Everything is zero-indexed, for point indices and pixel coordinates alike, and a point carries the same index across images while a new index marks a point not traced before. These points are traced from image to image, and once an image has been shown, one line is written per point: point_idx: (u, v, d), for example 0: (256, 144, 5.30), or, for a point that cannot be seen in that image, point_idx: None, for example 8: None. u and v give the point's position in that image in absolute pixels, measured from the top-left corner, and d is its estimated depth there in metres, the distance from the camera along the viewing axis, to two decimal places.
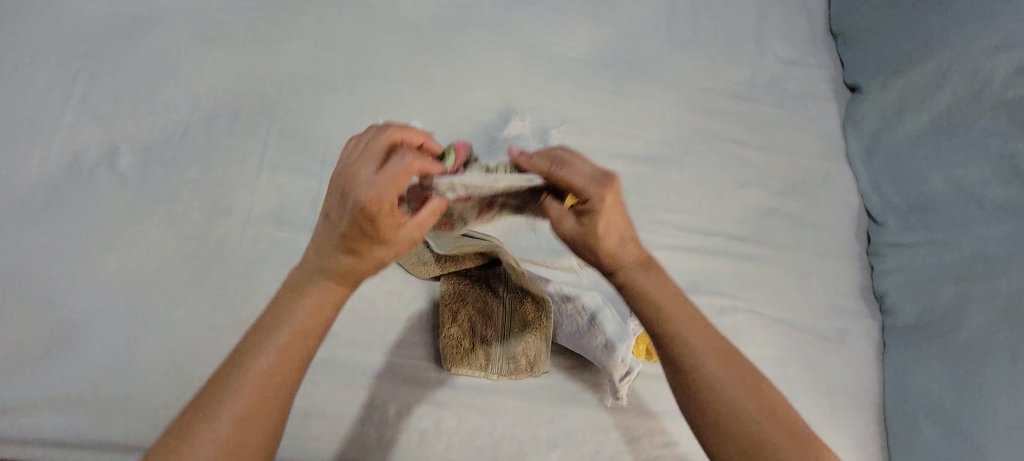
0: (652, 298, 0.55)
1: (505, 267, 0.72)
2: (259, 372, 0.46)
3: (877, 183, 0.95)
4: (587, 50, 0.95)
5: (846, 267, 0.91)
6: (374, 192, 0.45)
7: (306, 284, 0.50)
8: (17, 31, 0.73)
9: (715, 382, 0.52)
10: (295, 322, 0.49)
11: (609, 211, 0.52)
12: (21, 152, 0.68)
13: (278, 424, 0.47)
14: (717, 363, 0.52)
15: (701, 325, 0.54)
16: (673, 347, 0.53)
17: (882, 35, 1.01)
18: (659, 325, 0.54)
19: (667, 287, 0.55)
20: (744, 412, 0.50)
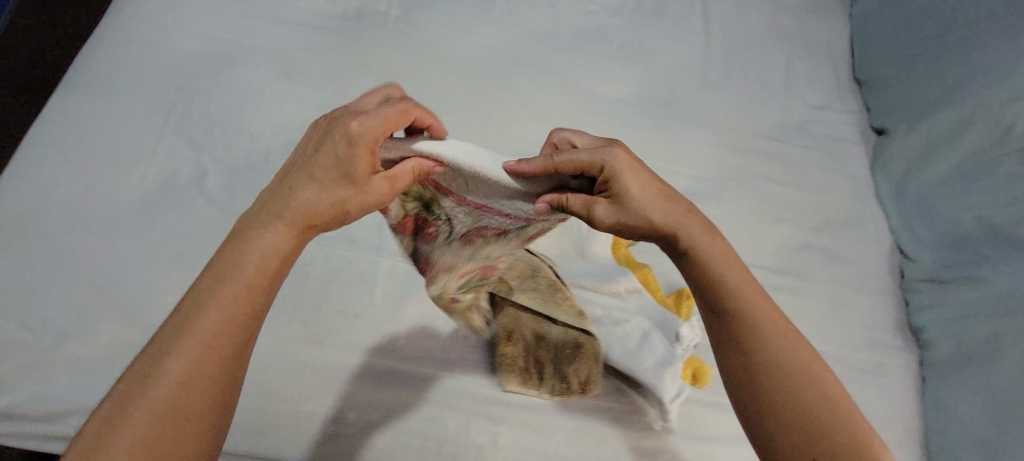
0: (712, 266, 0.60)
1: (557, 291, 0.76)
2: (211, 326, 0.50)
3: (908, 222, 0.99)
4: (628, 92, 1.01)
5: (881, 302, 0.93)
6: (361, 122, 0.54)
7: (255, 231, 0.54)
8: (121, 65, 0.81)
9: (784, 365, 0.56)
10: (245, 277, 0.52)
11: (627, 183, 0.59)
12: (122, 172, 0.75)
13: (232, 371, 0.50)
14: (774, 338, 0.57)
15: (764, 300, 0.59)
16: (735, 315, 0.58)
17: (906, 82, 1.06)
18: (721, 293, 0.59)
19: (728, 257, 0.61)
20: (789, 387, 0.56)
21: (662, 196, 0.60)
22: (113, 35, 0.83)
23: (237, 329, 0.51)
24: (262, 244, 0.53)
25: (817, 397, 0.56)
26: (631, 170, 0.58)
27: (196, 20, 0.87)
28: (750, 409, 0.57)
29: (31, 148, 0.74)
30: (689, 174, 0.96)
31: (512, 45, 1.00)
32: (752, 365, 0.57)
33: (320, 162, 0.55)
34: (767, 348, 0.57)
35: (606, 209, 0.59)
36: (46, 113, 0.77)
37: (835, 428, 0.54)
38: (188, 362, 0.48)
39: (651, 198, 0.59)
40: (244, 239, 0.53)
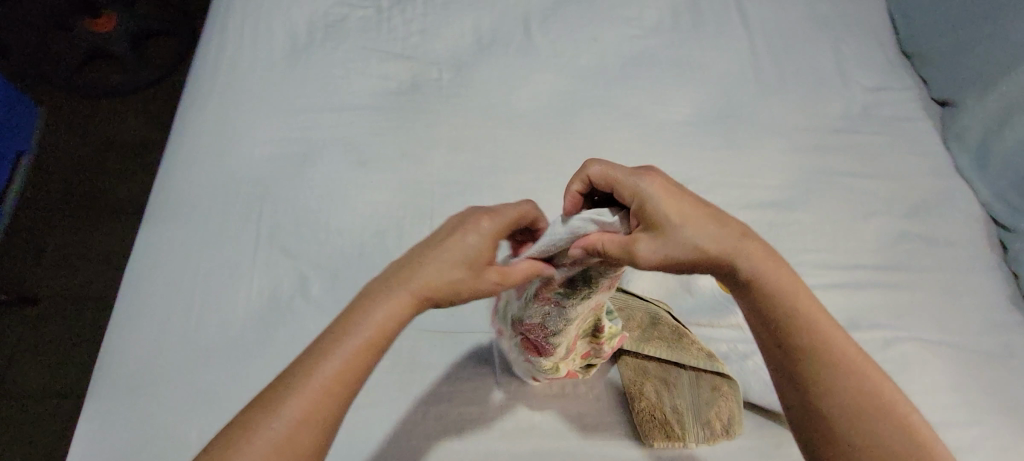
0: (773, 292, 0.58)
1: (682, 337, 0.75)
2: (324, 384, 0.53)
3: (998, 192, 0.96)
4: (689, 111, 1.00)
5: (991, 279, 0.91)
6: (491, 219, 0.59)
7: (378, 296, 0.57)
8: (203, 186, 0.83)
9: (823, 365, 0.56)
10: (363, 335, 0.55)
11: (667, 207, 0.57)
12: (228, 294, 0.75)
13: (329, 433, 0.53)
14: (832, 355, 0.57)
15: (828, 322, 0.58)
16: (788, 330, 0.58)
17: (962, 50, 1.04)
18: (783, 314, 0.58)
19: (784, 277, 0.59)
20: (850, 406, 0.55)
21: (708, 220, 0.58)
22: (188, 158, 0.85)
23: (349, 381, 0.54)
24: (386, 307, 0.56)
25: (846, 400, 0.55)
26: (668, 197, 0.57)
27: (262, 127, 0.88)
28: (815, 437, 0.55)
29: (139, 287, 0.75)
30: (770, 185, 0.94)
31: (567, 86, 0.99)
32: (812, 381, 0.56)
33: (445, 252, 0.58)
34: (802, 345, 0.57)
35: (649, 245, 0.56)
36: (144, 248, 0.78)
37: (864, 430, 0.54)
38: (309, 404, 0.52)
39: (695, 226, 0.57)
40: (368, 300, 0.57)
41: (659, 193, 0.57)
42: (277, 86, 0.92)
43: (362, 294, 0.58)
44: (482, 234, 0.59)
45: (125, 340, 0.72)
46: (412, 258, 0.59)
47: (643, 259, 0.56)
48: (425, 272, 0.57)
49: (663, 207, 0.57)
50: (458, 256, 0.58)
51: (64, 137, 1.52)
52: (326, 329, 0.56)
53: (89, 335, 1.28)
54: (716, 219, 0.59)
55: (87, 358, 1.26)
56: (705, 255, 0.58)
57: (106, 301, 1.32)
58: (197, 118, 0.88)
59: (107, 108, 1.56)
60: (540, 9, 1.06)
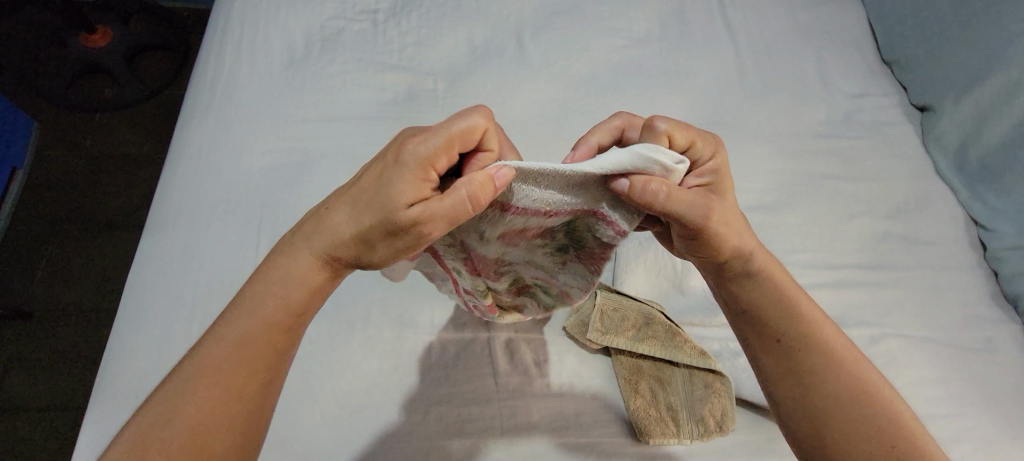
0: (777, 288, 0.61)
1: (676, 337, 0.77)
2: (228, 362, 0.55)
3: (976, 192, 1.00)
4: (678, 119, 1.03)
5: (972, 276, 0.94)
6: (421, 145, 0.49)
7: (283, 265, 0.57)
8: (203, 196, 0.84)
9: (814, 353, 0.60)
10: (266, 311, 0.56)
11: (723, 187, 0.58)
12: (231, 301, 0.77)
13: (242, 408, 0.55)
14: (825, 351, 0.60)
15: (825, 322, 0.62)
16: (788, 325, 0.61)
17: (939, 57, 1.08)
18: (782, 312, 0.61)
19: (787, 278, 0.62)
20: (838, 398, 0.59)
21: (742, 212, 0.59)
22: (189, 169, 0.87)
23: (268, 364, 0.57)
24: (287, 275, 0.56)
25: (846, 393, 0.59)
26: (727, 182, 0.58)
27: (261, 138, 0.90)
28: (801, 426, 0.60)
29: (142, 296, 0.77)
30: (758, 189, 0.97)
31: (559, 95, 1.01)
32: (804, 374, 0.60)
33: (362, 200, 0.52)
34: (800, 341, 0.60)
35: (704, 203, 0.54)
36: (146, 258, 0.80)
37: (858, 412, 0.58)
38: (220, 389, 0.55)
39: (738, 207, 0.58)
40: (271, 272, 0.57)
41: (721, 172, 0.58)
42: (276, 98, 0.94)
43: (268, 262, 0.58)
44: (400, 166, 0.50)
45: (128, 348, 0.73)
46: (326, 214, 0.55)
47: (679, 202, 0.53)
48: (340, 228, 0.54)
49: (725, 185, 0.58)
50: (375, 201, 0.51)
51: (60, 151, 1.52)
52: (233, 302, 0.58)
53: (86, 348, 1.28)
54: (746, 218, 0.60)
55: (84, 370, 1.26)
56: (735, 232, 0.57)
57: (103, 313, 1.33)
58: (197, 131, 0.90)
59: (102, 122, 1.57)
60: (532, 22, 1.09)
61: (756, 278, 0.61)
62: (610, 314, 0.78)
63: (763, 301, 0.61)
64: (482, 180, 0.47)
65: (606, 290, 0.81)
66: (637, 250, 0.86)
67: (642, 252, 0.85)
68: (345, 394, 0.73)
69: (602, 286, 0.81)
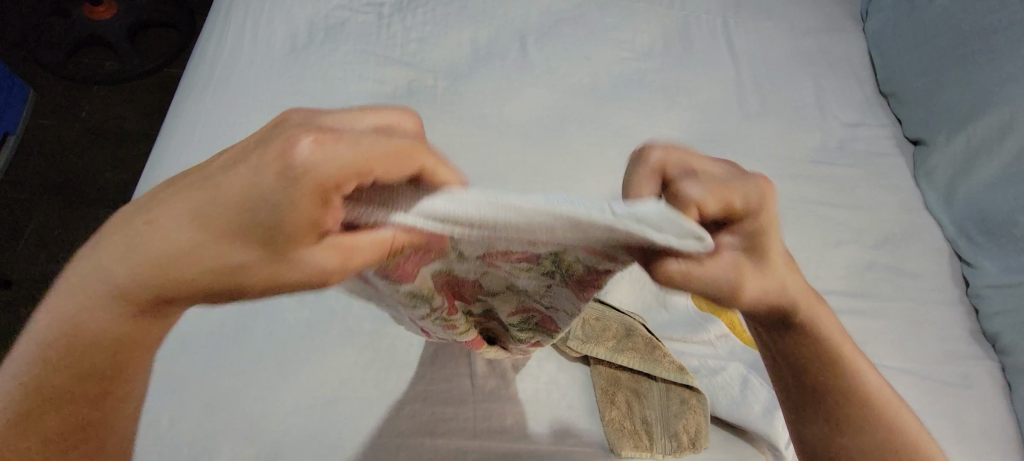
0: (817, 338, 0.53)
1: (654, 350, 0.77)
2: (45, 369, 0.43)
3: (962, 228, 1.01)
4: (674, 134, 1.04)
5: (953, 311, 0.95)
6: (309, 154, 0.32)
7: (98, 264, 0.40)
8: None
9: (856, 410, 0.55)
10: (83, 318, 0.41)
11: (771, 235, 0.44)
12: None
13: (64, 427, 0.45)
14: (861, 403, 0.56)
15: (861, 367, 0.56)
16: (825, 376, 0.55)
17: (934, 92, 1.10)
18: (818, 366, 0.55)
19: (827, 324, 0.54)
20: (877, 450, 0.56)
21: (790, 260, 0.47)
22: (180, 147, 0.86)
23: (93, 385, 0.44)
24: (103, 278, 0.39)
25: (884, 444, 0.56)
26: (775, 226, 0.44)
27: (255, 121, 0.89)
28: None
29: None
30: None
31: (558, 102, 1.02)
32: (840, 428, 0.56)
33: (218, 206, 0.35)
34: (831, 382, 0.55)
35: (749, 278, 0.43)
36: None
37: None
38: (43, 403, 0.44)
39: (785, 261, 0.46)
40: (86, 269, 0.40)
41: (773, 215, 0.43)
42: (274, 82, 0.93)
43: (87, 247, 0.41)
44: (282, 185, 0.32)
45: None
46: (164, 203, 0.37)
47: (706, 284, 0.40)
48: (173, 241, 0.36)
49: (772, 236, 0.44)
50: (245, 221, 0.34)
51: (52, 120, 1.51)
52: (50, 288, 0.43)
53: None
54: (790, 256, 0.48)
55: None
56: (776, 283, 0.46)
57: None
58: (192, 110, 0.90)
59: (98, 94, 1.56)
60: (536, 27, 1.10)
61: (795, 323, 0.52)
62: (592, 322, 0.78)
63: (800, 354, 0.54)
64: (392, 238, 0.36)
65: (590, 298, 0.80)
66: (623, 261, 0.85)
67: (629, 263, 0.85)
68: (318, 385, 0.72)
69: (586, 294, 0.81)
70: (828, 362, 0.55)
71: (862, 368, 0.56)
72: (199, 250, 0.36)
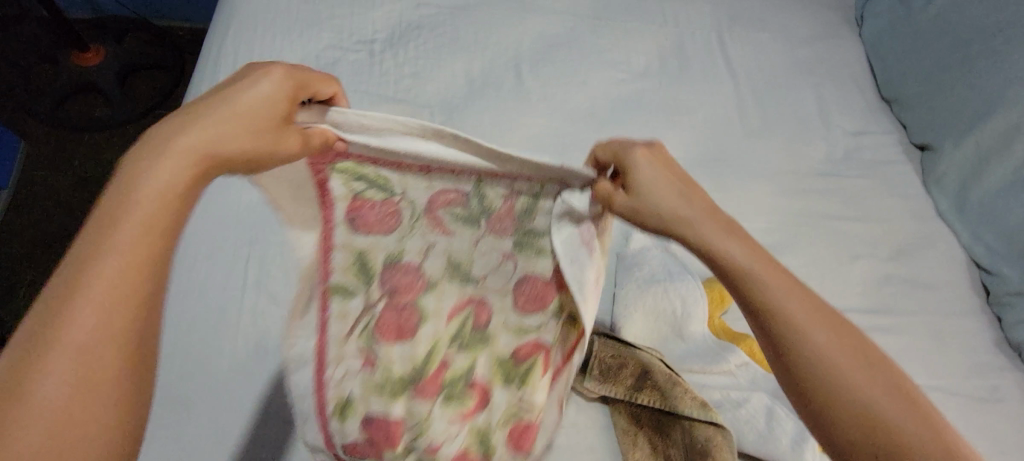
0: (748, 272, 0.54)
1: (673, 387, 0.73)
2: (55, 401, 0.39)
3: (978, 234, 0.98)
4: (677, 154, 1.02)
5: (975, 321, 0.93)
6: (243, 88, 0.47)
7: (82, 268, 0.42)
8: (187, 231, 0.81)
9: (819, 346, 0.52)
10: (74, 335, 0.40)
11: (654, 167, 0.56)
12: (216, 344, 0.74)
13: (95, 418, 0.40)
14: (822, 328, 0.52)
15: (800, 291, 0.54)
16: (766, 312, 0.53)
17: (937, 96, 1.08)
18: (748, 292, 0.54)
19: (758, 255, 0.55)
20: (857, 382, 0.51)
21: (676, 187, 0.56)
22: None
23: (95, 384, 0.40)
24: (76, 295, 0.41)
25: (875, 391, 0.51)
26: (656, 163, 0.57)
27: None
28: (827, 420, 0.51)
29: None
30: (759, 228, 0.95)
31: (557, 130, 1.00)
32: (804, 364, 0.52)
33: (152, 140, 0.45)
34: (817, 366, 0.51)
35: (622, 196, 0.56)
36: None
37: (883, 406, 0.50)
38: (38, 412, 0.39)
39: (670, 195, 0.55)
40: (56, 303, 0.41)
41: (656, 163, 0.56)
42: None
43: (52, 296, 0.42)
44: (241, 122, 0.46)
45: None
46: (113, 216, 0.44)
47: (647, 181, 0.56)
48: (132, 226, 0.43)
49: (652, 180, 0.56)
50: (267, 118, 0.47)
51: (46, 172, 1.49)
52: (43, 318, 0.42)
53: None
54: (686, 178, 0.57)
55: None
56: (680, 213, 0.55)
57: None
58: None
59: (90, 142, 1.54)
60: (530, 54, 1.08)
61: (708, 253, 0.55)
62: (608, 360, 0.76)
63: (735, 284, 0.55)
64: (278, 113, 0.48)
65: (602, 335, 0.78)
66: (634, 292, 0.84)
67: (640, 294, 0.83)
68: None
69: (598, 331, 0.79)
70: (786, 310, 0.53)
71: (801, 290, 0.54)
72: (194, 159, 0.45)
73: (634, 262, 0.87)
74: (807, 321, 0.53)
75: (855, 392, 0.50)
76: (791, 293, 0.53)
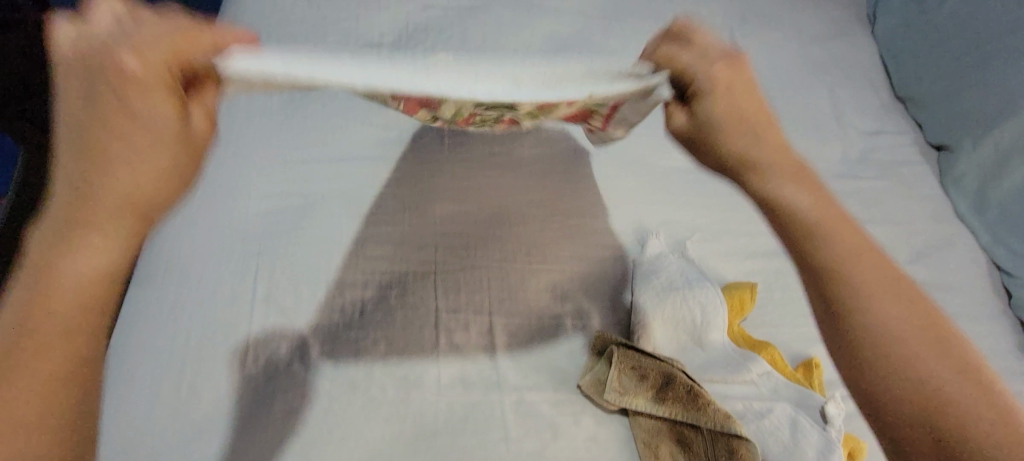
0: (870, 329, 0.61)
1: (695, 397, 0.71)
2: (65, 324, 0.50)
3: (998, 236, 0.97)
4: (691, 157, 1.00)
5: (998, 325, 0.91)
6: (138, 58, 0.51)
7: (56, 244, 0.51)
8: (195, 242, 0.79)
9: (910, 363, 0.59)
10: (69, 315, 0.51)
11: (839, 238, 0.65)
12: (226, 359, 0.72)
13: (75, 405, 0.50)
14: (930, 352, 0.59)
15: (898, 309, 0.62)
16: (857, 339, 0.61)
17: (955, 96, 1.06)
18: (856, 348, 0.61)
19: (892, 278, 0.64)
20: (960, 406, 0.57)
21: (851, 230, 0.66)
22: (182, 211, 0.82)
23: (78, 378, 0.51)
24: (74, 254, 0.51)
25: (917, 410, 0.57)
26: (843, 235, 0.66)
27: (262, 181, 0.86)
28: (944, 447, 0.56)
29: (126, 352, 0.71)
30: (777, 232, 0.94)
31: (570, 134, 0.98)
32: (915, 391, 0.58)
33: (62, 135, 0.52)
34: (879, 354, 0.60)
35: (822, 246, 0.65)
36: (134, 309, 0.74)
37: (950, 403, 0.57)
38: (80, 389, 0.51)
39: (850, 242, 0.66)
40: (42, 294, 0.50)
41: (829, 236, 0.66)
42: (277, 140, 0.90)
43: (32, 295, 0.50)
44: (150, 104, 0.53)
45: (107, 413, 0.67)
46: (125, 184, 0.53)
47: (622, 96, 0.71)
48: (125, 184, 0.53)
49: (832, 246, 0.65)
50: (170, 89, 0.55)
51: None
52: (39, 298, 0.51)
53: None
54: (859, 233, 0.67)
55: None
56: (849, 261, 0.64)
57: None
58: (191, 170, 0.85)
59: None
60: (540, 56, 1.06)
61: (849, 310, 0.62)
62: (627, 371, 0.74)
63: (850, 342, 0.61)
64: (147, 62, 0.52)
65: (622, 344, 0.76)
66: (653, 301, 0.81)
67: (660, 303, 0.81)
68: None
69: (616, 340, 0.76)
70: (928, 388, 0.58)
71: (900, 307, 0.62)
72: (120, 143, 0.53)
73: (651, 269, 0.85)
74: (905, 329, 0.60)
75: (935, 378, 0.58)
76: (886, 339, 0.60)
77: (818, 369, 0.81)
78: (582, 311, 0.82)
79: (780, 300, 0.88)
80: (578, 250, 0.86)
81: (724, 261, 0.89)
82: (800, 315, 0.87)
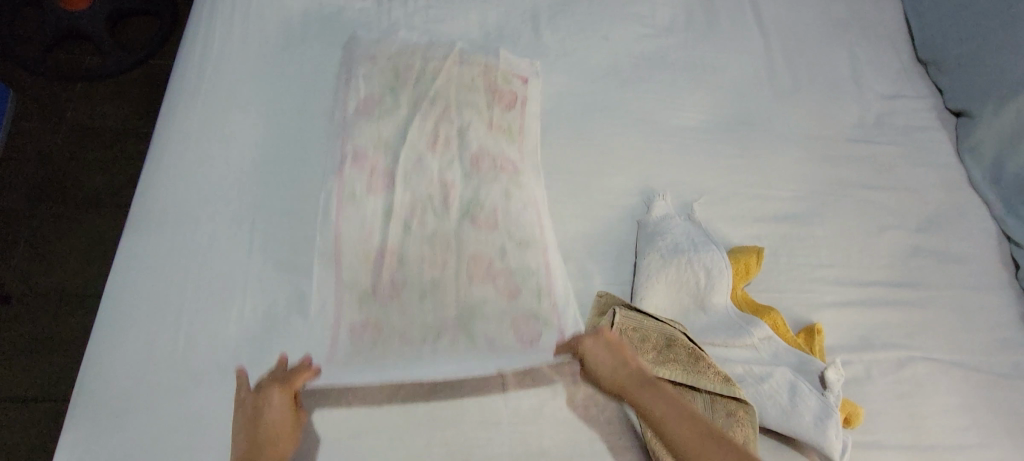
0: (660, 421, 0.66)
1: (695, 360, 0.72)
2: None
3: (1011, 206, 0.94)
4: (702, 117, 0.96)
5: (1003, 296, 0.90)
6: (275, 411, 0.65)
7: None
8: (189, 192, 0.77)
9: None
10: None
11: (595, 354, 0.72)
12: (224, 311, 0.71)
13: None
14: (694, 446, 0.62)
15: (665, 409, 0.66)
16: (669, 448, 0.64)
17: (980, 58, 1.01)
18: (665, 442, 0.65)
19: (661, 395, 0.67)
20: None
21: (609, 348, 0.71)
22: (176, 157, 0.79)
23: None
24: None
25: None
26: (597, 351, 0.72)
27: (257, 130, 0.83)
28: None
29: (125, 300, 0.71)
30: (786, 197, 0.91)
31: (578, 89, 0.94)
32: None
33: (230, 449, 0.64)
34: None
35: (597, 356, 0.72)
36: (129, 257, 0.73)
37: None
38: None
39: (607, 356, 0.71)
40: None
41: (603, 349, 0.71)
42: (273, 86, 0.87)
43: None
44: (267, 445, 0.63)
45: (110, 360, 0.67)
46: None
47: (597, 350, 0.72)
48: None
49: (597, 364, 0.71)
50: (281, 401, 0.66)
51: (36, 123, 1.42)
52: None
53: (70, 334, 1.21)
54: (613, 338, 0.72)
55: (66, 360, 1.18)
56: (609, 372, 0.70)
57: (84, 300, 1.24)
58: (184, 116, 0.82)
59: (81, 90, 1.47)
60: (548, 6, 1.01)
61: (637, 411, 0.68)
62: (629, 333, 0.73)
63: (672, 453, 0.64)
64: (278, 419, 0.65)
65: (624, 305, 0.75)
66: (657, 263, 0.80)
67: (663, 264, 0.80)
68: (344, 416, 0.68)
69: (619, 301, 0.76)
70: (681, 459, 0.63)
71: (665, 409, 0.66)
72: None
73: (657, 230, 0.83)
74: (668, 421, 0.65)
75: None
76: (667, 427, 0.65)
77: (819, 335, 0.81)
78: (584, 272, 0.81)
79: (786, 266, 0.87)
80: (580, 210, 0.85)
81: (730, 225, 0.87)
82: (804, 282, 0.86)
